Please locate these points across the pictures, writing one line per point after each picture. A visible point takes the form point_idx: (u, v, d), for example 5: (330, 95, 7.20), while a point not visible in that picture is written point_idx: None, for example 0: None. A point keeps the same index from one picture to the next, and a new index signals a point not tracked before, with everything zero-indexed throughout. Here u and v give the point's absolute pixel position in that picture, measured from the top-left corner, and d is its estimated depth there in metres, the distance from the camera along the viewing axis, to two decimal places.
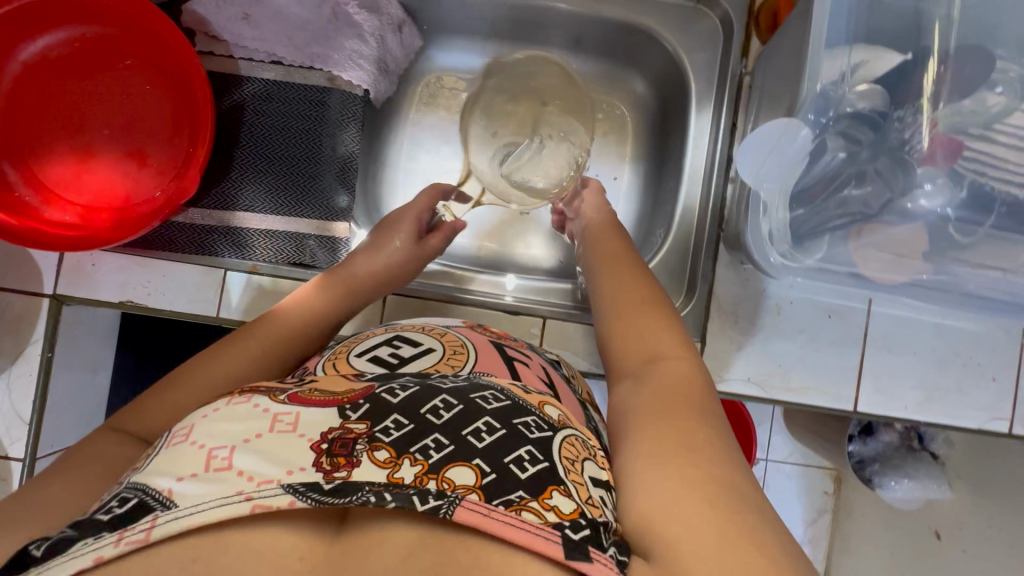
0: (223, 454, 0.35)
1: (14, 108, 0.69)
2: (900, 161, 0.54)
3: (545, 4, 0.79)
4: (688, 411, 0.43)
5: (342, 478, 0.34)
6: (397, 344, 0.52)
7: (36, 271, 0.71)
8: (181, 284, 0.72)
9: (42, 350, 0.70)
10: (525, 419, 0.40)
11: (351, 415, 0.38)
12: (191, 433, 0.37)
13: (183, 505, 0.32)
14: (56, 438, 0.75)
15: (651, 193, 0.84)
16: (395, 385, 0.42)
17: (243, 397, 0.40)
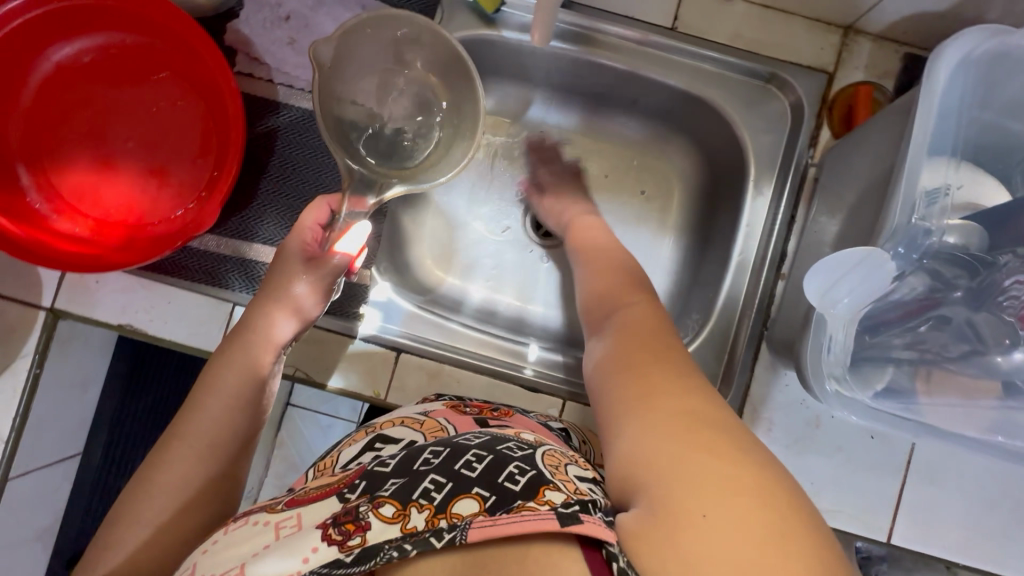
0: (237, 571, 0.38)
1: (37, 114, 0.66)
2: (1002, 319, 0.48)
3: (605, 63, 0.74)
4: (651, 363, 0.45)
5: (359, 543, 0.37)
6: (380, 446, 0.47)
7: (37, 283, 0.67)
8: (187, 314, 0.68)
9: (31, 366, 0.66)
10: (506, 446, 0.43)
11: (350, 495, 0.40)
12: (200, 567, 0.40)
13: None
14: (34, 456, 0.70)
15: (690, 271, 0.80)
16: (384, 458, 0.43)
17: (241, 519, 0.43)
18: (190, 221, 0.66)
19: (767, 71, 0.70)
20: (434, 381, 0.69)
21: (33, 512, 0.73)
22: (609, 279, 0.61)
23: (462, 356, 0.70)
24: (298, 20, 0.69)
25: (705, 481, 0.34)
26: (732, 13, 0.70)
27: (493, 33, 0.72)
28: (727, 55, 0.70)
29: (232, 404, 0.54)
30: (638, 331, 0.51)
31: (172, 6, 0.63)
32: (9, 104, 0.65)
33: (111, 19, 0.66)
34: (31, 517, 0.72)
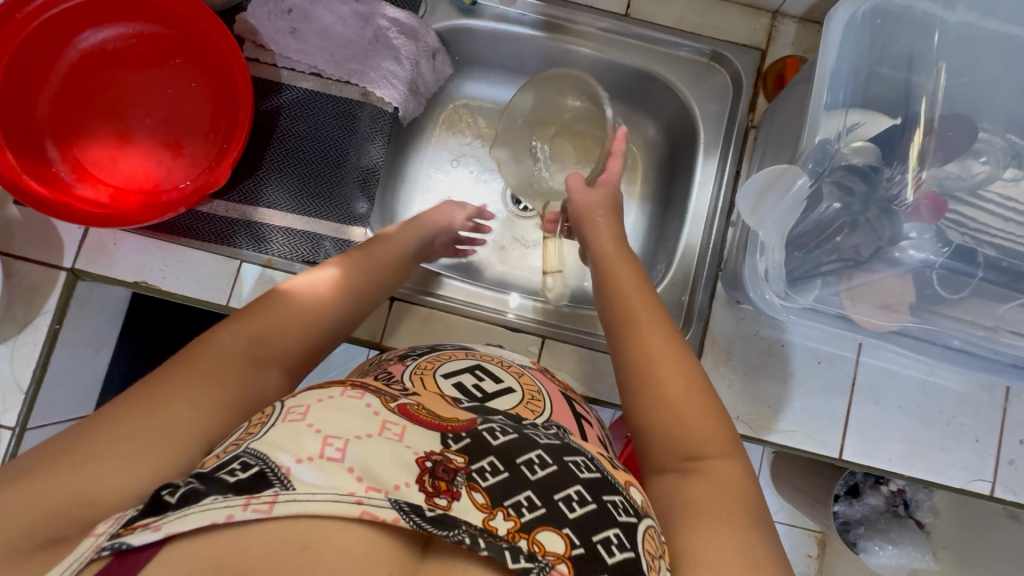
0: (339, 444, 0.36)
1: (69, 91, 0.74)
2: (888, 209, 0.57)
3: (571, 47, 0.85)
4: (688, 473, 0.46)
5: (443, 507, 0.35)
6: (481, 377, 0.54)
7: (59, 244, 0.74)
8: (198, 271, 0.74)
9: (52, 321, 0.72)
10: (614, 499, 0.38)
11: (451, 445, 0.39)
12: (308, 412, 0.38)
13: (302, 491, 0.33)
14: (49, 410, 0.75)
15: (656, 230, 0.89)
16: (496, 425, 0.41)
17: (355, 389, 0.40)
18: (200, 184, 0.73)
19: (709, 50, 0.81)
20: (422, 328, 0.76)
21: None
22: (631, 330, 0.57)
23: (450, 306, 0.77)
24: (298, 12, 0.79)
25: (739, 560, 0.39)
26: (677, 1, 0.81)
27: (471, 22, 0.83)
28: (673, 36, 0.81)
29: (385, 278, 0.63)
30: (669, 413, 0.50)
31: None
32: (39, 85, 0.73)
33: (135, 11, 0.75)
34: None
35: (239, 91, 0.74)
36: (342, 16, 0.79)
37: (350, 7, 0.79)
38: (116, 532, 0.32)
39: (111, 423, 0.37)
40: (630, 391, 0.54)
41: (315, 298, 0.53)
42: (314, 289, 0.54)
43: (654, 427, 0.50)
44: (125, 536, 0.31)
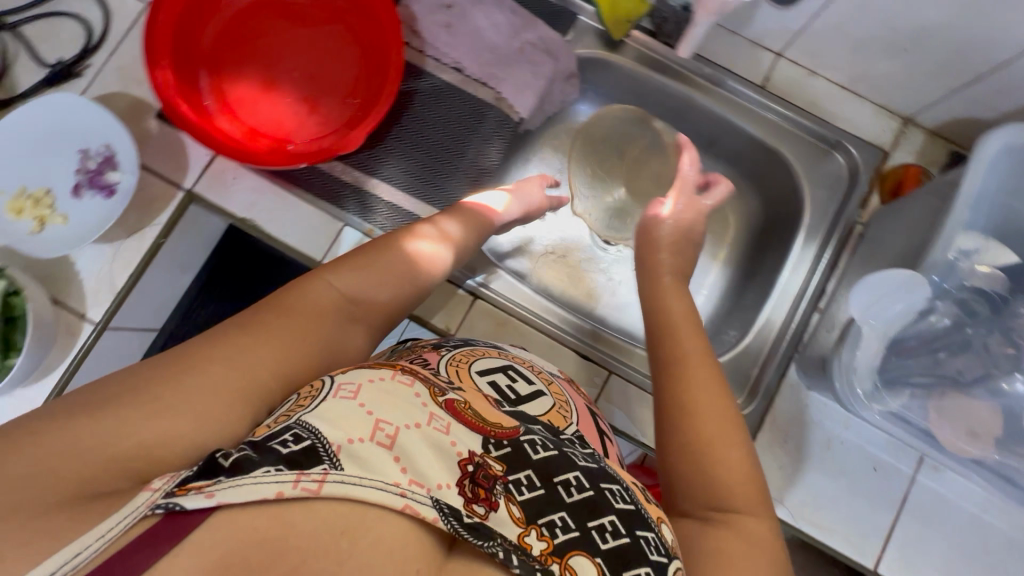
0: (389, 431, 0.36)
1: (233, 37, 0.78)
2: (1014, 342, 0.57)
3: (697, 101, 0.86)
4: (722, 525, 0.47)
5: (480, 515, 0.35)
6: (514, 378, 0.54)
7: (183, 165, 0.77)
8: (302, 223, 0.78)
9: (158, 234, 0.75)
10: (645, 535, 0.38)
11: (491, 451, 0.39)
12: (359, 392, 0.38)
13: (353, 472, 0.33)
14: (128, 316, 0.78)
15: (735, 295, 0.91)
16: (537, 438, 0.41)
17: (406, 375, 0.41)
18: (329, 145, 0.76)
19: (833, 138, 0.82)
20: (501, 332, 0.77)
21: (104, 367, 0.79)
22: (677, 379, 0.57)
23: (527, 316, 0.78)
24: (457, 9, 0.82)
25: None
26: (815, 83, 0.83)
27: (611, 57, 0.86)
28: (801, 116, 0.83)
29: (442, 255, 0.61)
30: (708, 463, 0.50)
31: None
32: (212, 18, 0.77)
33: None
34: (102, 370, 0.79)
35: (388, 69, 0.78)
36: (496, 22, 0.83)
37: (505, 16, 0.83)
38: (170, 490, 0.31)
39: (164, 379, 0.36)
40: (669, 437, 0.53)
41: (370, 265, 0.53)
42: (371, 258, 0.54)
43: (693, 464, 0.51)
44: (179, 498, 0.30)
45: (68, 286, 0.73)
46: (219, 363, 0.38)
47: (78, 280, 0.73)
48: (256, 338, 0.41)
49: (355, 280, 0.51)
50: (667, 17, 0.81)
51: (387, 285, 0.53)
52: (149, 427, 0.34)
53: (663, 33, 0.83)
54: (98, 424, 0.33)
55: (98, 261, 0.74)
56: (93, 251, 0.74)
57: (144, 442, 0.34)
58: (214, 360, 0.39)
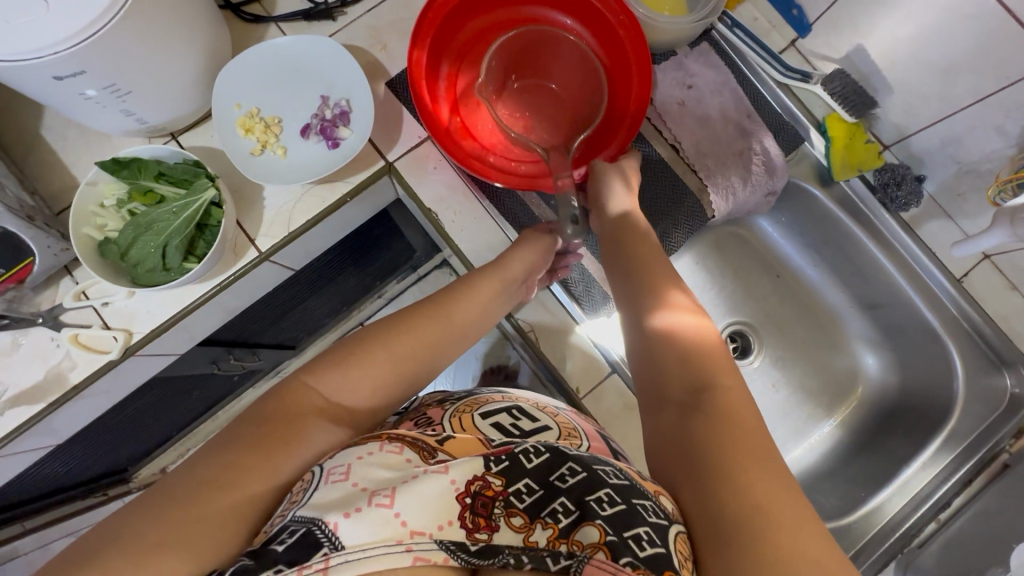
0: (386, 493, 0.42)
1: (462, 59, 0.80)
2: None
3: (881, 264, 0.85)
4: (703, 407, 0.48)
5: (484, 539, 0.43)
6: (517, 417, 0.56)
7: (393, 138, 0.78)
8: (480, 235, 0.78)
9: (347, 193, 0.76)
10: (643, 502, 0.44)
11: (492, 468, 0.46)
12: (349, 473, 0.44)
13: (353, 547, 0.39)
14: (287, 253, 0.78)
15: (839, 460, 0.89)
16: (529, 446, 0.48)
17: (394, 444, 0.46)
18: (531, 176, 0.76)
19: (1008, 358, 0.79)
20: (625, 416, 0.76)
21: (241, 293, 0.80)
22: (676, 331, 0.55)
23: None
24: (696, 92, 0.82)
25: (797, 552, 0.39)
26: (1010, 300, 0.80)
27: (819, 192, 0.85)
28: (985, 323, 0.81)
29: (449, 330, 0.61)
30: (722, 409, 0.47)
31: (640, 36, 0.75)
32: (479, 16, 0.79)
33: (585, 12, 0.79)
34: (242, 292, 0.80)
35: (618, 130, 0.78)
36: (727, 118, 0.83)
37: (738, 115, 0.83)
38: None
39: (139, 521, 0.41)
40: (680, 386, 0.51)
41: (358, 349, 0.55)
42: (361, 345, 0.55)
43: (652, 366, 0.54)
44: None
45: (249, 208, 0.74)
46: (184, 500, 0.42)
47: (261, 206, 0.74)
48: (224, 460, 0.45)
49: (336, 382, 0.53)
50: (899, 180, 0.80)
51: (379, 373, 0.55)
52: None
53: (884, 193, 0.81)
54: None
55: (284, 196, 0.75)
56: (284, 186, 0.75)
57: None
58: (182, 496, 0.42)
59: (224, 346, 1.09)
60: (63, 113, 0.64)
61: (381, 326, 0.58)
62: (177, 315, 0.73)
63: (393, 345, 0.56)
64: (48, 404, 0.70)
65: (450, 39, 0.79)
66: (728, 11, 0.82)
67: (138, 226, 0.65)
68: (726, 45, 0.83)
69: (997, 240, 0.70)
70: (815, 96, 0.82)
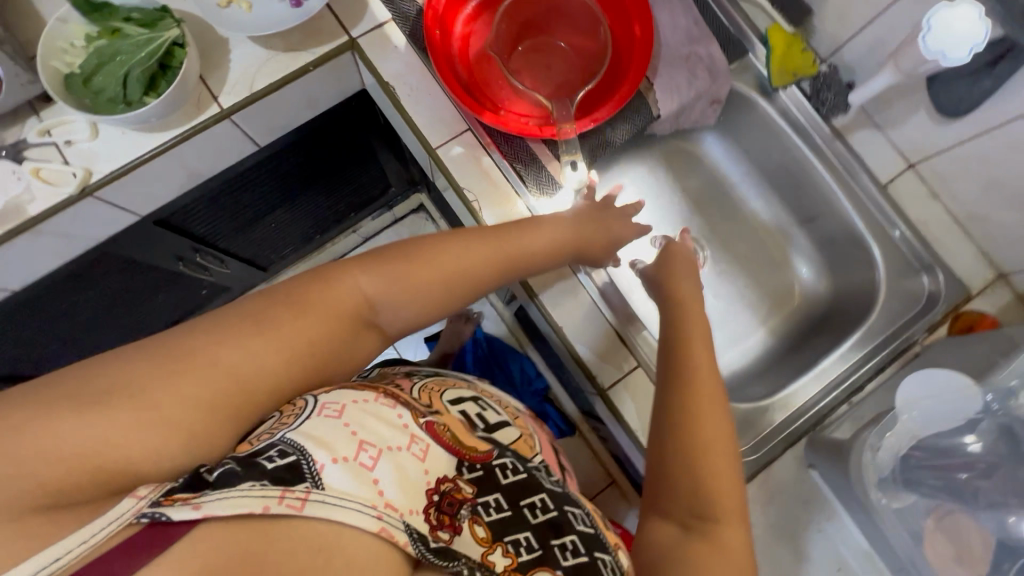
0: (371, 454, 0.46)
1: (472, 17, 0.85)
2: None
3: (814, 173, 0.90)
4: (711, 522, 0.55)
5: (445, 540, 0.46)
6: (483, 408, 0.64)
7: (357, 16, 0.82)
8: (436, 111, 0.81)
9: (310, 62, 0.80)
10: (603, 557, 0.52)
11: (464, 473, 0.51)
12: (342, 412, 0.48)
13: (332, 491, 0.42)
14: (251, 119, 0.82)
15: (770, 362, 0.94)
16: (508, 462, 0.53)
17: (386, 399, 0.51)
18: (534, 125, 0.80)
19: (926, 259, 0.84)
20: (558, 285, 0.79)
21: (204, 156, 0.84)
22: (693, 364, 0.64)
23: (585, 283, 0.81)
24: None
25: None
26: (931, 207, 0.85)
27: (761, 101, 0.90)
28: (907, 227, 0.85)
29: (496, 263, 0.66)
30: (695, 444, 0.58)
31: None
32: None
33: None
34: (206, 155, 0.84)
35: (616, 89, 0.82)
36: (677, 23, 0.87)
37: (687, 22, 0.87)
38: (156, 500, 0.38)
39: (140, 393, 0.43)
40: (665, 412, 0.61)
41: (424, 259, 0.61)
42: (429, 255, 0.61)
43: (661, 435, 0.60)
44: (165, 509, 0.37)
45: (215, 68, 0.78)
46: (195, 380, 0.45)
47: (228, 68, 0.78)
48: (256, 351, 0.48)
49: (378, 284, 0.57)
50: (829, 86, 0.86)
51: (434, 286, 0.61)
52: (114, 439, 0.41)
53: (816, 97, 0.88)
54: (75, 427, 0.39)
55: (250, 61, 0.79)
56: (251, 52, 0.79)
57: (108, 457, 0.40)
58: (200, 376, 0.45)
59: (190, 240, 1.12)
60: None
61: (441, 243, 0.63)
62: (136, 162, 0.76)
63: (452, 261, 0.62)
64: (8, 231, 0.73)
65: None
66: None
67: (102, 55, 0.69)
68: None
69: (885, 81, 0.77)
70: (758, 8, 0.88)
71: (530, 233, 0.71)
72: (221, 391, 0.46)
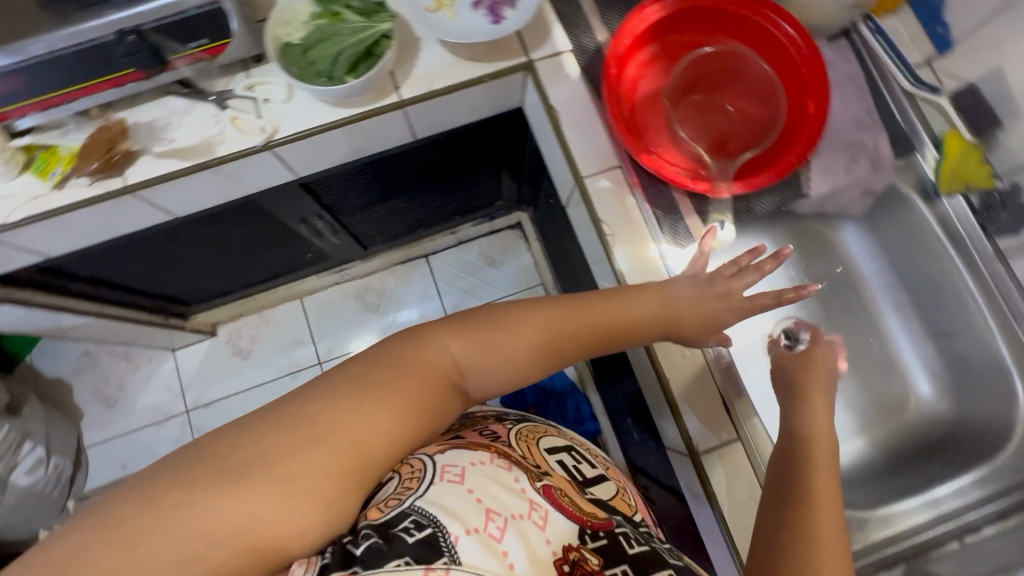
0: (498, 526, 0.53)
1: (646, 64, 0.87)
2: None
3: (963, 289, 0.87)
4: None
5: None
6: (577, 461, 0.73)
7: (541, 41, 0.87)
8: (592, 141, 0.84)
9: (488, 73, 0.85)
10: None
11: (587, 540, 0.57)
12: (462, 476, 0.57)
13: (467, 564, 0.48)
14: (420, 113, 0.89)
15: (867, 474, 0.90)
16: (626, 535, 0.61)
17: (501, 461, 0.62)
18: (683, 178, 0.81)
19: None
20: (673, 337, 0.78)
21: (369, 136, 0.91)
22: (815, 474, 0.62)
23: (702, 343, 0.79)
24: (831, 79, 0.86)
25: None
26: None
27: (920, 204, 0.89)
28: None
29: (575, 335, 0.67)
30: (816, 544, 0.56)
31: (821, 81, 0.80)
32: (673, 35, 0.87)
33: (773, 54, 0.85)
34: (371, 136, 0.91)
35: (773, 161, 0.82)
36: (850, 109, 0.86)
37: (860, 111, 0.86)
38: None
39: (277, 469, 0.47)
40: (784, 514, 0.60)
41: (501, 325, 0.64)
42: (508, 324, 0.65)
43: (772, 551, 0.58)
44: None
45: (404, 61, 0.85)
46: (318, 449, 0.49)
47: (415, 64, 0.85)
48: (361, 406, 0.52)
49: (468, 348, 0.62)
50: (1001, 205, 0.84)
51: (514, 352, 0.64)
52: (265, 518, 0.45)
53: (985, 214, 0.85)
54: (223, 505, 0.44)
55: (436, 62, 0.85)
56: (439, 54, 0.85)
57: (262, 534, 0.45)
58: (321, 445, 0.49)
59: (318, 207, 1.21)
60: None
61: (520, 313, 0.66)
62: (316, 128, 0.83)
63: (532, 330, 0.65)
64: (194, 163, 0.82)
65: (648, 45, 0.87)
66: (875, 16, 0.88)
67: (323, 33, 0.77)
68: (861, 45, 0.87)
69: None
70: (938, 111, 0.86)
71: (616, 303, 0.70)
72: (337, 455, 0.49)
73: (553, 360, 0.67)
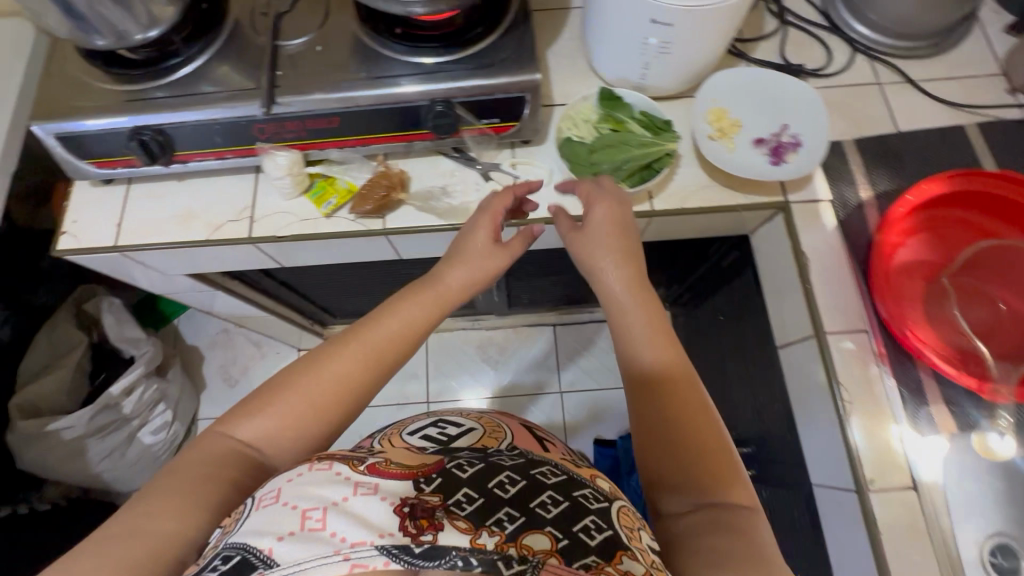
0: (317, 516, 0.46)
1: (910, 232, 0.84)
2: None
3: None
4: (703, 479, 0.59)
5: (428, 538, 0.45)
6: (442, 428, 0.76)
7: (802, 184, 0.86)
8: (840, 299, 0.81)
9: (743, 203, 0.84)
10: (584, 528, 0.51)
11: (424, 488, 0.52)
12: (279, 495, 0.49)
13: (284, 563, 0.43)
14: (661, 223, 0.89)
15: None
16: (462, 464, 0.57)
17: (325, 463, 0.53)
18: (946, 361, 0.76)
19: None
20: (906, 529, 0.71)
21: None
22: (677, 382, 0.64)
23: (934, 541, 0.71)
24: None
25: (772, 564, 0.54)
26: None
27: None
28: None
29: (385, 341, 0.65)
30: (668, 418, 0.62)
31: None
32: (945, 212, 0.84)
33: None
34: None
35: None
36: None
37: None
38: None
39: None
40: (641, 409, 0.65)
41: (267, 386, 0.62)
42: (274, 382, 0.62)
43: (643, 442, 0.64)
44: None
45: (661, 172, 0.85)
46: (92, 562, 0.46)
47: (673, 178, 0.86)
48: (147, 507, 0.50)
49: (254, 426, 0.59)
50: None
51: (315, 390, 0.61)
52: None
53: None
54: None
55: (693, 180, 0.85)
56: (696, 172, 0.86)
57: None
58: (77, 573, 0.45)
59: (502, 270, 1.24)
60: (603, 46, 0.84)
61: (291, 370, 0.63)
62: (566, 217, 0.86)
63: (314, 369, 0.62)
64: (448, 223, 0.87)
65: (918, 214, 0.84)
66: None
67: (611, 141, 0.82)
68: None
69: None
70: None
71: (407, 305, 0.69)
72: (146, 553, 0.47)
73: (378, 365, 0.64)
